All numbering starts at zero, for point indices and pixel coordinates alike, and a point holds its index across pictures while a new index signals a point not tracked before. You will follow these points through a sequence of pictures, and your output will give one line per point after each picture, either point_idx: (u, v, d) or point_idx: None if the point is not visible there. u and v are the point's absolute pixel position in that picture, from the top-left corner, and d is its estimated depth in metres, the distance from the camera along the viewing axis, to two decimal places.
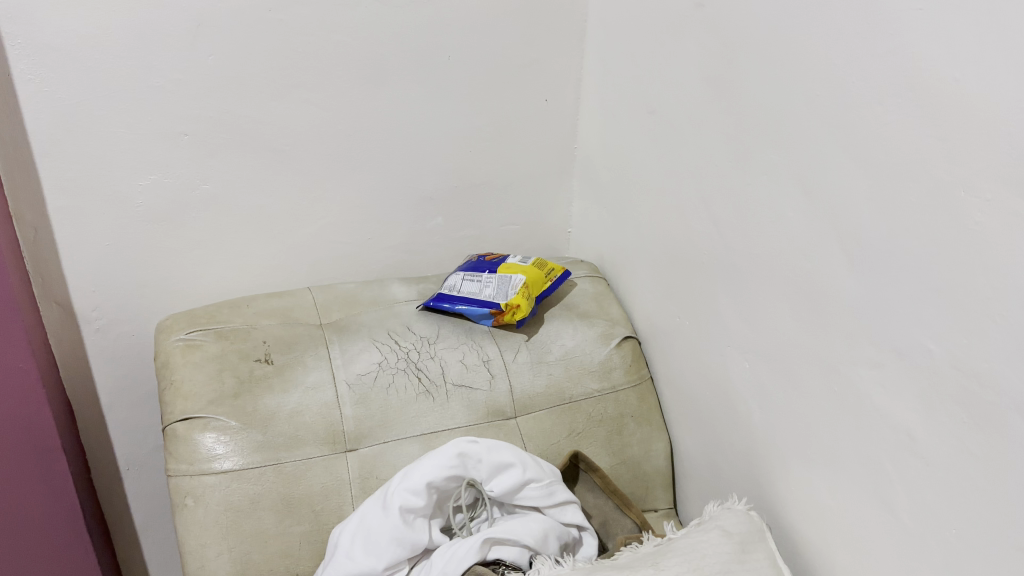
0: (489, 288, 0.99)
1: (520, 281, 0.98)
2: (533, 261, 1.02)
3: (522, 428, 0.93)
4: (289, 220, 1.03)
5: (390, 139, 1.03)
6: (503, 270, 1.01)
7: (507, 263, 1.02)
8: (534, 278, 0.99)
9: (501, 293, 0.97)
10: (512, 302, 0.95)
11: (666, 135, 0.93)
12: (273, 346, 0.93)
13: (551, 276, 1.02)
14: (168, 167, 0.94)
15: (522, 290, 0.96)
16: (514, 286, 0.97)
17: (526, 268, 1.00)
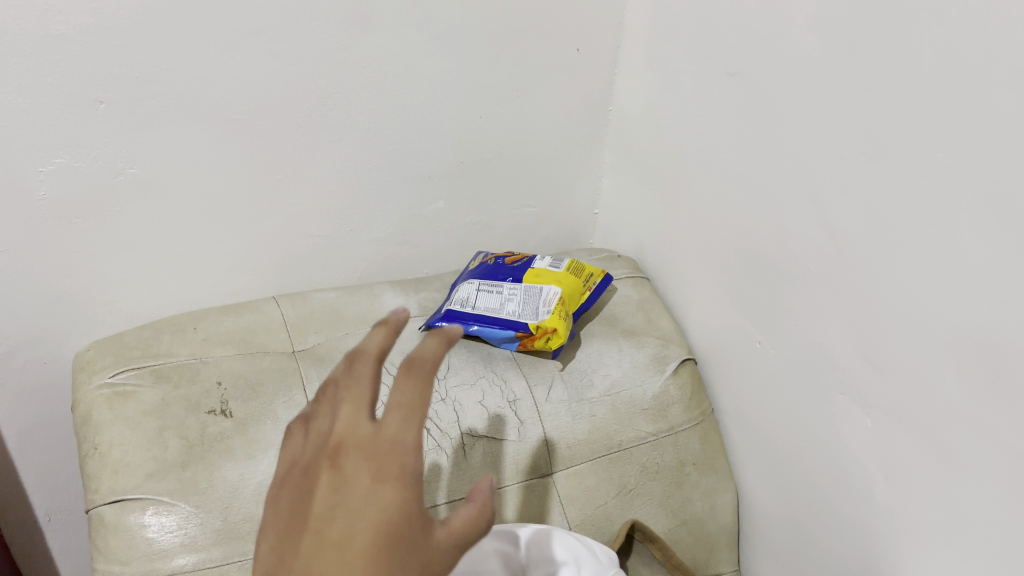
0: (513, 301, 0.77)
1: (555, 294, 0.76)
2: (568, 262, 0.80)
3: (562, 488, 0.73)
4: (248, 209, 0.79)
5: (379, 103, 0.78)
6: (530, 276, 0.79)
7: (533, 269, 0.80)
8: (572, 288, 0.77)
9: (530, 311, 0.75)
10: (545, 324, 0.73)
11: (754, 107, 0.69)
12: (232, 391, 0.70)
13: (591, 281, 0.80)
14: (79, 146, 0.67)
15: (559, 309, 0.74)
16: (547, 301, 0.75)
17: (561, 275, 0.78)
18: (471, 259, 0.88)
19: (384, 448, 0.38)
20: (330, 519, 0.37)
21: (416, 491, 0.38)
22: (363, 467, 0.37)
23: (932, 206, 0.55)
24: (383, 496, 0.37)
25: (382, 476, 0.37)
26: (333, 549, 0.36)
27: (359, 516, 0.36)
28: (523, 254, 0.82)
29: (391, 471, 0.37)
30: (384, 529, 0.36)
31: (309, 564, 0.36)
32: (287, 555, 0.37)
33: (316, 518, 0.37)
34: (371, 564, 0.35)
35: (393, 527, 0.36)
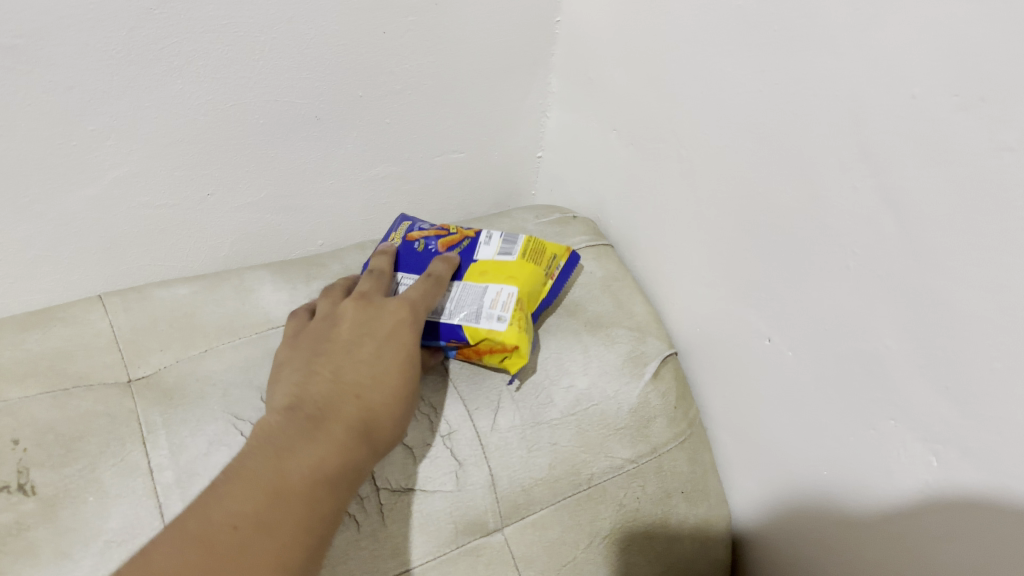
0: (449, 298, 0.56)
1: (512, 295, 0.55)
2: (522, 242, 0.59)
3: (516, 548, 0.54)
4: (50, 176, 0.55)
5: (238, 19, 0.55)
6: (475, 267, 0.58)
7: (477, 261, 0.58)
8: (531, 283, 0.57)
9: (467, 312, 0.54)
10: (501, 338, 0.53)
11: (782, 21, 0.49)
12: (33, 454, 0.47)
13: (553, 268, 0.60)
14: None
15: (519, 317, 0.54)
16: (500, 301, 0.54)
17: (516, 267, 0.57)
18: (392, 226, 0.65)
19: (403, 304, 0.49)
20: (359, 348, 0.45)
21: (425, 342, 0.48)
22: (385, 313, 0.48)
23: None
24: (406, 337, 0.47)
25: (403, 322, 0.48)
26: (362, 371, 0.44)
27: (386, 348, 0.46)
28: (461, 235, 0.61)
29: (408, 319, 0.48)
30: (407, 360, 0.46)
31: (342, 377, 0.44)
32: (319, 372, 0.44)
33: (344, 342, 0.46)
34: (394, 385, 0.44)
35: (410, 361, 0.46)
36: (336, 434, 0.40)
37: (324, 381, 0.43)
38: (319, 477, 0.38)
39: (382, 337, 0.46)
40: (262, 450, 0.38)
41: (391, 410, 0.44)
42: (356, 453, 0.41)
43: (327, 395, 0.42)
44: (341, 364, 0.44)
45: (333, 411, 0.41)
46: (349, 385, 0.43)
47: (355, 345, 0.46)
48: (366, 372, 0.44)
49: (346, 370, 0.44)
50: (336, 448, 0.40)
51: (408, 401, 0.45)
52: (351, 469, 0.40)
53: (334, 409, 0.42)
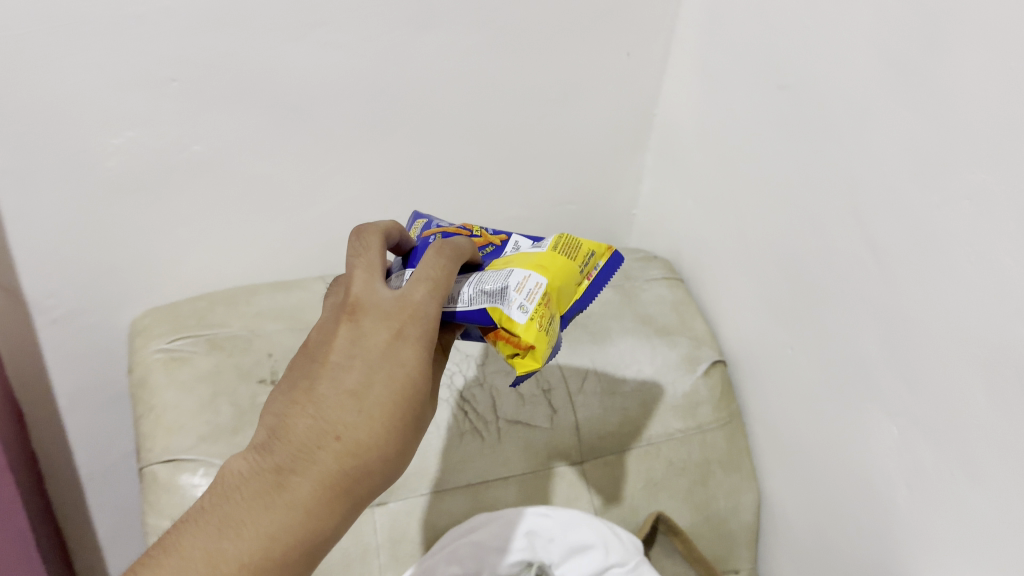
0: (470, 279, 0.57)
1: (537, 286, 0.54)
2: (553, 238, 0.60)
3: (590, 478, 0.76)
4: (299, 192, 0.82)
5: (434, 98, 0.81)
6: (501, 259, 0.59)
7: (504, 261, 0.59)
8: (559, 278, 0.56)
9: (489, 297, 0.54)
10: (517, 334, 0.53)
11: (804, 121, 0.71)
12: (280, 363, 0.73)
13: (589, 266, 0.60)
14: (144, 123, 0.70)
15: (539, 313, 0.53)
16: (525, 289, 0.54)
17: (545, 261, 0.57)
18: (404, 226, 0.66)
19: (406, 311, 0.49)
20: (347, 372, 0.48)
21: (426, 352, 0.50)
22: (383, 325, 0.49)
23: (976, 226, 0.56)
24: (401, 352, 0.49)
25: (402, 333, 0.49)
26: (349, 399, 0.47)
27: (378, 372, 0.48)
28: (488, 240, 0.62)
29: (408, 331, 0.49)
30: (397, 388, 0.48)
31: (324, 415, 0.47)
32: (304, 401, 0.48)
33: (331, 365, 0.48)
34: (379, 413, 0.47)
35: (403, 384, 0.48)
36: (299, 493, 0.45)
37: (304, 418, 0.47)
38: (269, 543, 0.44)
39: (375, 359, 0.48)
40: (211, 525, 0.44)
41: (378, 441, 0.47)
42: (322, 498, 0.46)
43: (306, 435, 0.47)
44: (326, 400, 0.47)
45: (302, 463, 0.46)
46: (330, 425, 0.47)
47: (343, 370, 0.48)
48: (352, 405, 0.47)
49: (332, 407, 0.47)
50: (297, 506, 0.45)
51: (399, 422, 0.48)
52: (313, 519, 0.46)
53: (303, 460, 0.46)
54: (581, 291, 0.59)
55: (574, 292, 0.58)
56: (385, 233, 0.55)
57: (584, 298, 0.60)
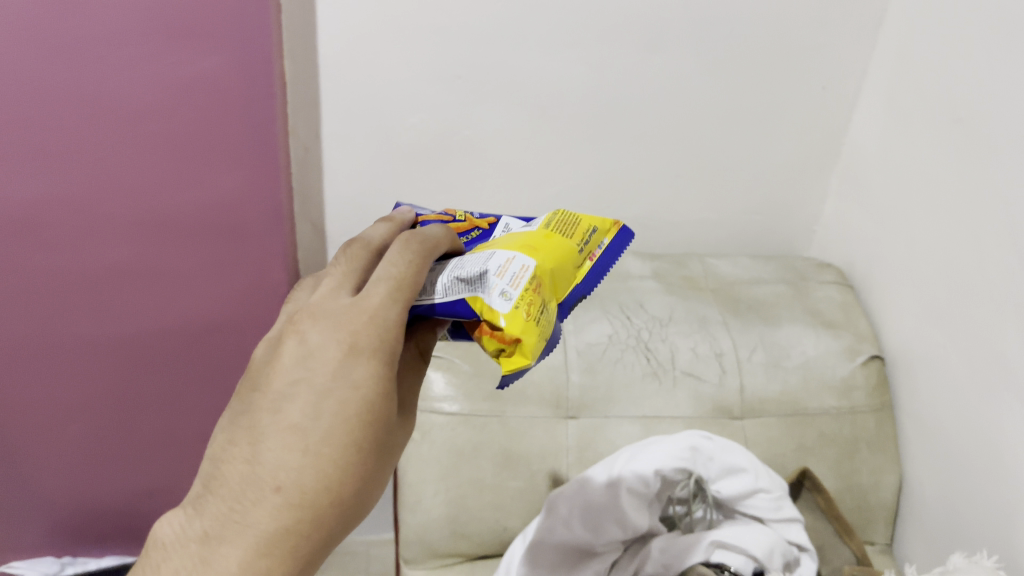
0: (448, 267, 0.56)
1: (524, 270, 0.54)
2: (545, 219, 0.61)
3: (749, 432, 0.89)
4: (535, 176, 1.00)
5: (653, 112, 0.97)
6: (489, 243, 0.59)
7: (487, 246, 0.58)
8: (548, 263, 0.56)
9: (466, 285, 0.53)
10: (501, 325, 0.52)
11: (971, 147, 0.82)
12: None
13: (591, 244, 0.62)
14: (435, 109, 0.92)
15: (524, 302, 0.52)
16: (508, 276, 0.53)
17: (532, 244, 0.57)
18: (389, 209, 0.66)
19: (360, 320, 0.49)
20: (288, 406, 0.48)
21: (382, 371, 0.49)
22: (334, 344, 0.49)
23: None
24: (354, 373, 0.48)
25: (351, 355, 0.48)
26: (288, 437, 0.47)
27: (324, 402, 0.48)
28: (473, 224, 0.62)
29: (362, 346, 0.48)
30: (345, 417, 0.47)
31: (259, 460, 0.47)
32: (240, 446, 0.48)
33: (275, 394, 0.48)
34: (321, 452, 0.47)
35: (348, 415, 0.48)
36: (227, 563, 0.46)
37: (239, 465, 0.48)
38: None
39: (325, 383, 0.48)
40: None
41: (321, 482, 0.47)
42: (253, 562, 0.46)
43: (242, 487, 0.47)
44: (268, 435, 0.47)
45: (229, 528, 0.47)
46: (268, 473, 0.47)
47: (286, 399, 0.48)
48: (294, 441, 0.47)
49: (273, 446, 0.47)
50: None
51: (345, 457, 0.47)
52: None
53: (230, 524, 0.47)
54: (582, 274, 0.60)
55: (573, 276, 0.59)
56: (361, 238, 0.55)
57: (582, 283, 0.60)
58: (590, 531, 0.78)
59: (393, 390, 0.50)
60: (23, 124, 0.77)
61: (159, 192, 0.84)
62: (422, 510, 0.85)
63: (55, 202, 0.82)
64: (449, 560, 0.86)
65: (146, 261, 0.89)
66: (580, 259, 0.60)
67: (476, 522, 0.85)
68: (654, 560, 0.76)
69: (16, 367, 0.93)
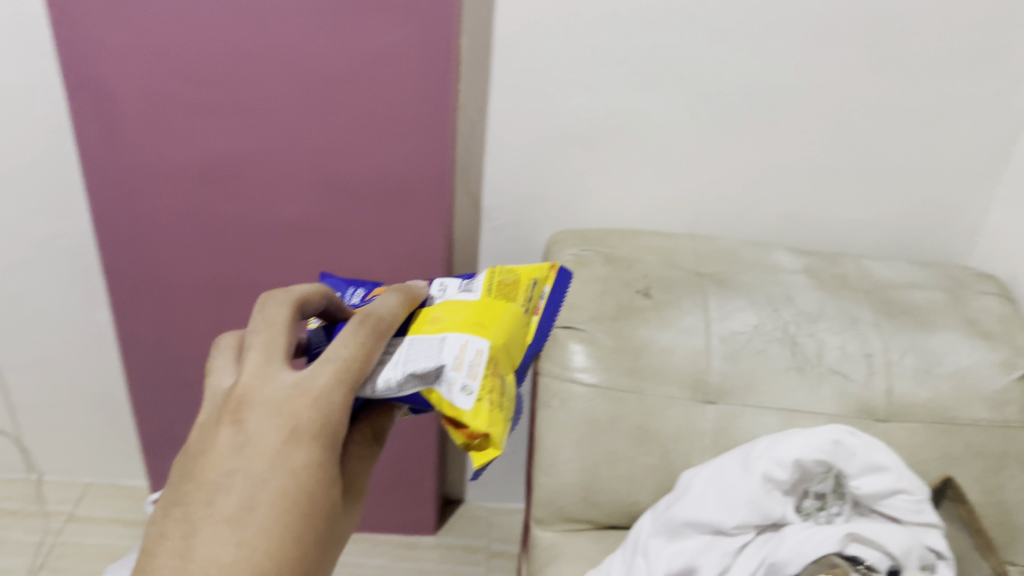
0: (394, 356, 0.58)
1: (481, 354, 0.59)
2: (484, 285, 0.66)
3: (892, 436, 0.85)
4: (689, 162, 0.98)
5: (816, 104, 0.95)
6: (433, 315, 0.62)
7: (431, 320, 0.62)
8: (499, 337, 0.61)
9: (425, 380, 0.57)
10: (467, 420, 0.57)
11: None
12: (655, 282, 0.90)
13: (534, 300, 0.68)
14: (598, 91, 0.92)
15: (485, 391, 0.57)
16: (466, 365, 0.58)
17: (480, 321, 0.61)
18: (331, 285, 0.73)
19: (305, 398, 0.51)
20: (225, 492, 0.48)
21: (321, 454, 0.51)
22: (273, 424, 0.50)
23: None
24: (293, 457, 0.50)
25: (291, 437, 0.50)
26: (225, 526, 0.48)
27: (264, 487, 0.49)
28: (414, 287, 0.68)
29: (302, 429, 0.50)
30: (282, 506, 0.49)
31: (192, 558, 0.47)
32: (175, 536, 0.48)
33: (209, 485, 0.49)
34: (259, 537, 0.48)
35: (288, 500, 0.49)
36: None
37: (171, 560, 0.47)
38: None
39: (264, 471, 0.49)
40: None
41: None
42: None
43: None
44: (202, 528, 0.47)
45: None
46: (201, 571, 0.46)
47: (222, 491, 0.49)
48: (228, 534, 0.47)
49: (205, 539, 0.47)
50: None
51: (285, 548, 0.48)
52: None
53: None
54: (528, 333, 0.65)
55: (522, 337, 0.65)
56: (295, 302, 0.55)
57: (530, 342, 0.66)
58: (723, 511, 0.78)
59: (332, 473, 0.51)
60: (228, 83, 0.84)
61: (339, 155, 0.90)
62: (556, 473, 0.87)
63: (245, 157, 0.90)
64: (579, 526, 0.90)
65: (319, 218, 0.95)
66: (523, 321, 0.65)
67: (606, 492, 0.87)
68: (789, 545, 0.76)
69: (200, 308, 1.03)
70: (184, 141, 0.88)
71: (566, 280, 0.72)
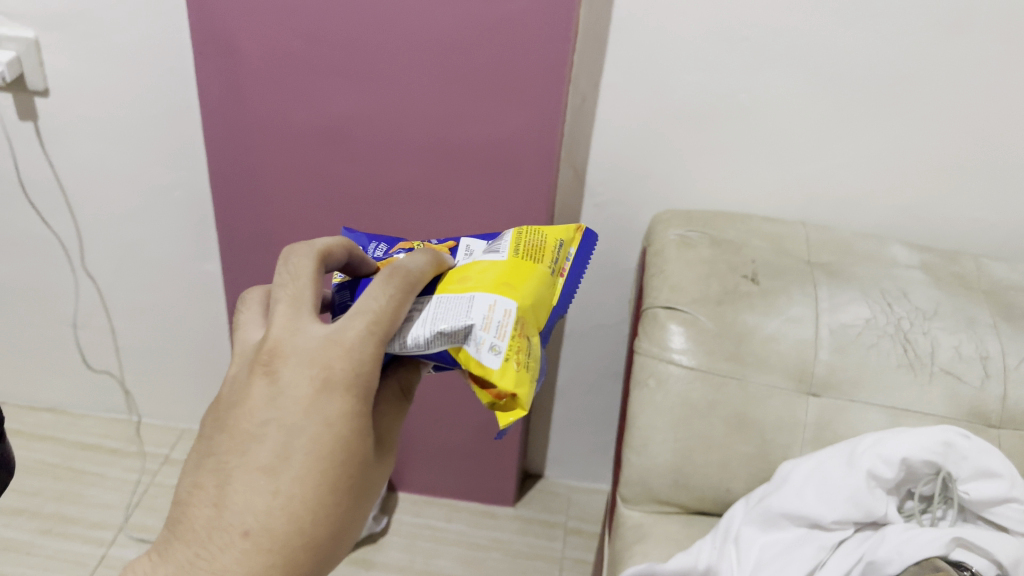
0: (423, 313, 0.59)
1: (508, 313, 0.58)
2: (512, 243, 0.64)
3: (1004, 443, 0.82)
4: (807, 149, 0.94)
5: (947, 97, 0.88)
6: (459, 274, 0.62)
7: (457, 278, 0.61)
8: (528, 297, 0.60)
9: (451, 338, 0.57)
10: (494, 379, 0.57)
11: None
12: (762, 268, 0.87)
13: (562, 258, 0.66)
14: (717, 70, 0.88)
15: (512, 351, 0.57)
16: (492, 324, 0.57)
17: (509, 280, 0.60)
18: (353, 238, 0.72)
19: (334, 353, 0.54)
20: (261, 441, 0.54)
21: (351, 403, 0.54)
22: (305, 377, 0.54)
23: None
24: (325, 409, 0.54)
25: (321, 391, 0.54)
26: (260, 473, 0.53)
27: (297, 437, 0.53)
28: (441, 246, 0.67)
29: (333, 381, 0.54)
30: (316, 454, 0.53)
31: (234, 501, 0.53)
32: (215, 478, 0.54)
33: (245, 434, 0.54)
34: (292, 484, 0.53)
35: (321, 450, 0.54)
36: None
37: (217, 499, 0.54)
38: None
39: (297, 422, 0.54)
40: None
41: (292, 524, 0.53)
42: None
43: (216, 522, 0.53)
44: (238, 475, 0.53)
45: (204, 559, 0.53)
46: (241, 514, 0.53)
47: (256, 441, 0.54)
48: (264, 481, 0.53)
49: (245, 485, 0.53)
50: None
51: (317, 492, 0.54)
52: None
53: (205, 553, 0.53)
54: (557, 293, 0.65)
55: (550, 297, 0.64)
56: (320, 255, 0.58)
57: (558, 300, 0.65)
58: (823, 506, 0.77)
59: (365, 422, 0.56)
60: (348, 45, 0.85)
61: (451, 123, 0.90)
62: (648, 455, 0.87)
63: (360, 119, 0.91)
64: (667, 508, 0.90)
65: (427, 183, 0.96)
66: (551, 281, 0.64)
67: (699, 477, 0.86)
68: (890, 544, 0.74)
69: None
70: (304, 100, 0.90)
71: (590, 240, 0.71)
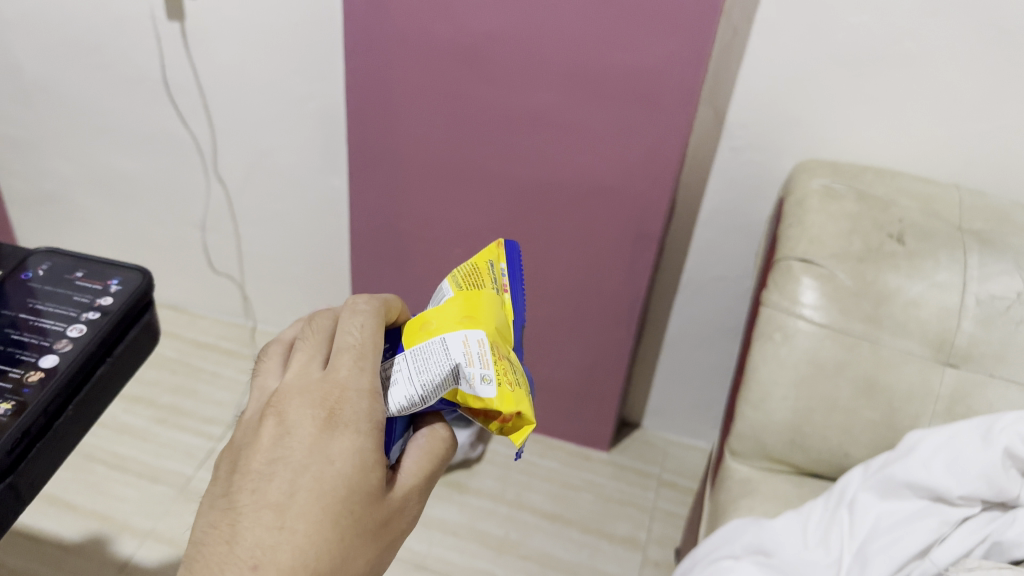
0: (393, 372, 0.52)
1: (480, 340, 0.52)
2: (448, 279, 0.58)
3: None
4: (972, 106, 0.88)
5: None
6: (415, 322, 0.56)
7: (415, 328, 0.55)
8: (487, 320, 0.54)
9: (437, 389, 0.51)
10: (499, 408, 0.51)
11: None
12: (910, 228, 0.82)
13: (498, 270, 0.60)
14: (883, 12, 0.83)
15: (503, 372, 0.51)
16: (472, 354, 0.52)
17: (461, 312, 0.54)
18: None
19: (332, 392, 0.48)
20: (268, 480, 0.46)
21: (361, 441, 0.47)
22: (309, 413, 0.48)
23: None
24: (333, 446, 0.46)
25: (328, 427, 0.47)
26: (269, 511, 0.44)
27: (303, 474, 0.45)
28: None
29: (338, 416, 0.47)
30: (326, 490, 0.45)
31: (238, 542, 0.44)
32: (220, 523, 0.45)
33: (254, 475, 0.46)
34: (303, 521, 0.44)
35: (335, 485, 0.45)
36: None
37: (218, 545, 0.44)
38: None
39: (303, 457, 0.46)
40: None
41: (299, 563, 0.43)
42: None
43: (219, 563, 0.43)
44: (247, 513, 0.45)
45: None
46: (247, 553, 0.43)
47: (265, 480, 0.46)
48: (272, 518, 0.44)
49: (249, 525, 0.44)
50: None
51: (330, 532, 0.44)
52: None
53: None
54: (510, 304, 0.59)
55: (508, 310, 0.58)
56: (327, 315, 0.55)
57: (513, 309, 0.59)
58: (951, 479, 0.74)
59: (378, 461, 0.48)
60: None
61: (592, 49, 0.87)
62: (764, 412, 0.84)
63: (498, 39, 0.89)
64: (778, 467, 0.88)
65: (559, 111, 0.93)
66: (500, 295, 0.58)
67: (816, 439, 0.84)
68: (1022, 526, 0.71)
69: (429, 185, 1.06)
70: (445, 13, 0.89)
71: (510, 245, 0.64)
